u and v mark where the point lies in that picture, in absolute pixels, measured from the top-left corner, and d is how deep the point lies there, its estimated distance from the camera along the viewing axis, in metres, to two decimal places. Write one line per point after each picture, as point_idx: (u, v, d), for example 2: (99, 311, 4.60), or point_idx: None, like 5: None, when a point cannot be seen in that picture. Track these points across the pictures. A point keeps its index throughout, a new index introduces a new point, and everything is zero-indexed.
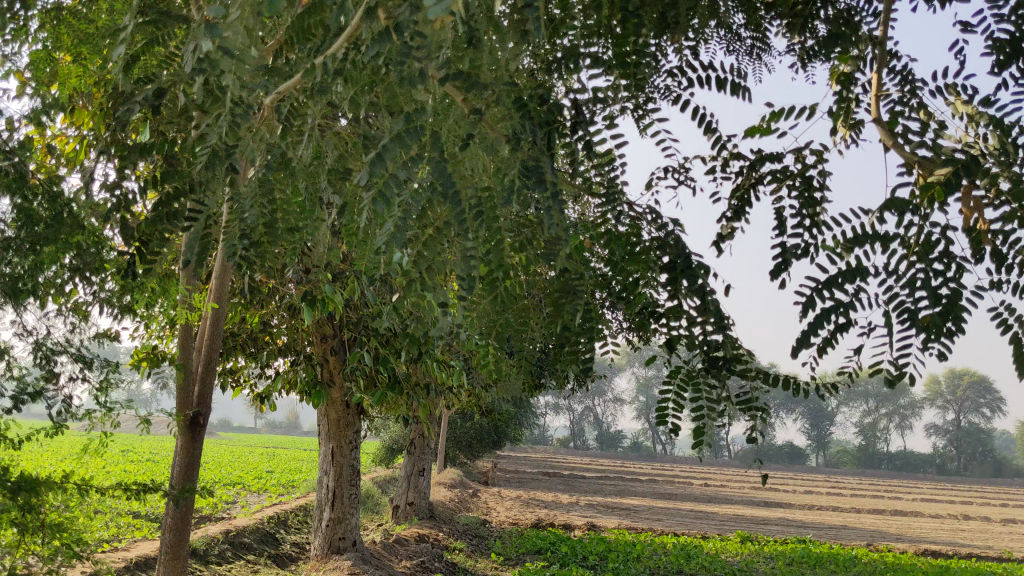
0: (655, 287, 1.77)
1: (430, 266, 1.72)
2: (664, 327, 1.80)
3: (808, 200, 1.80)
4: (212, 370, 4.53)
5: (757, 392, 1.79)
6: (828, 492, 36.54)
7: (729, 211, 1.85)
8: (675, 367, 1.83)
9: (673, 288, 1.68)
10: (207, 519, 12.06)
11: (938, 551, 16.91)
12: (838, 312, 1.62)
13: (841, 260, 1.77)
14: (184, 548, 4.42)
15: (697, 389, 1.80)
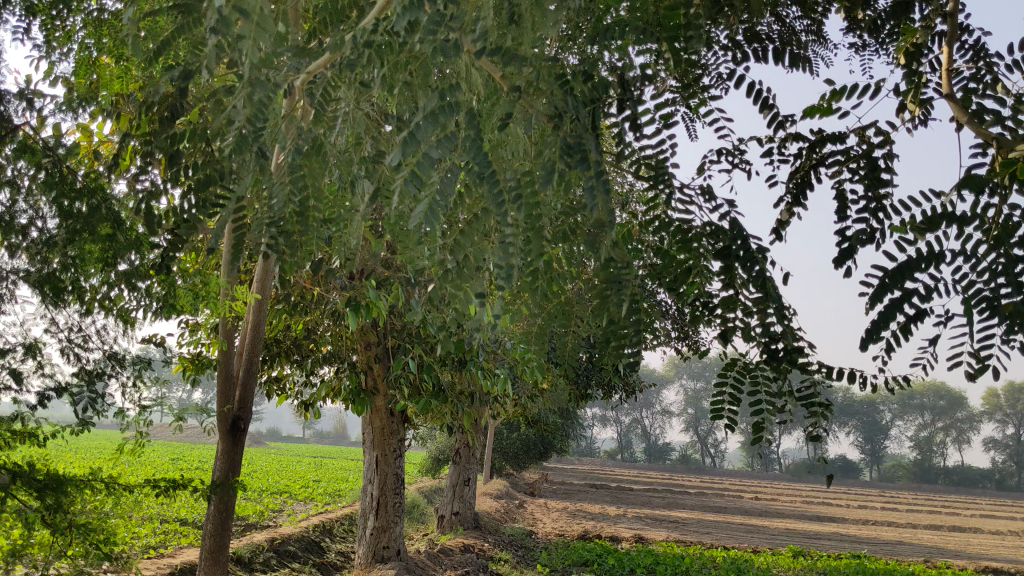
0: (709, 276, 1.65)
1: (467, 255, 1.60)
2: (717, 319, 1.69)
3: (874, 181, 1.68)
4: (254, 373, 4.49)
5: (818, 386, 1.70)
6: (881, 508, 35.78)
7: (788, 195, 1.73)
8: (729, 359, 1.76)
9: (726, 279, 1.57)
10: (253, 527, 12.12)
11: (1000, 569, 16.39)
12: (909, 302, 1.48)
13: (912, 245, 1.63)
14: (224, 552, 4.36)
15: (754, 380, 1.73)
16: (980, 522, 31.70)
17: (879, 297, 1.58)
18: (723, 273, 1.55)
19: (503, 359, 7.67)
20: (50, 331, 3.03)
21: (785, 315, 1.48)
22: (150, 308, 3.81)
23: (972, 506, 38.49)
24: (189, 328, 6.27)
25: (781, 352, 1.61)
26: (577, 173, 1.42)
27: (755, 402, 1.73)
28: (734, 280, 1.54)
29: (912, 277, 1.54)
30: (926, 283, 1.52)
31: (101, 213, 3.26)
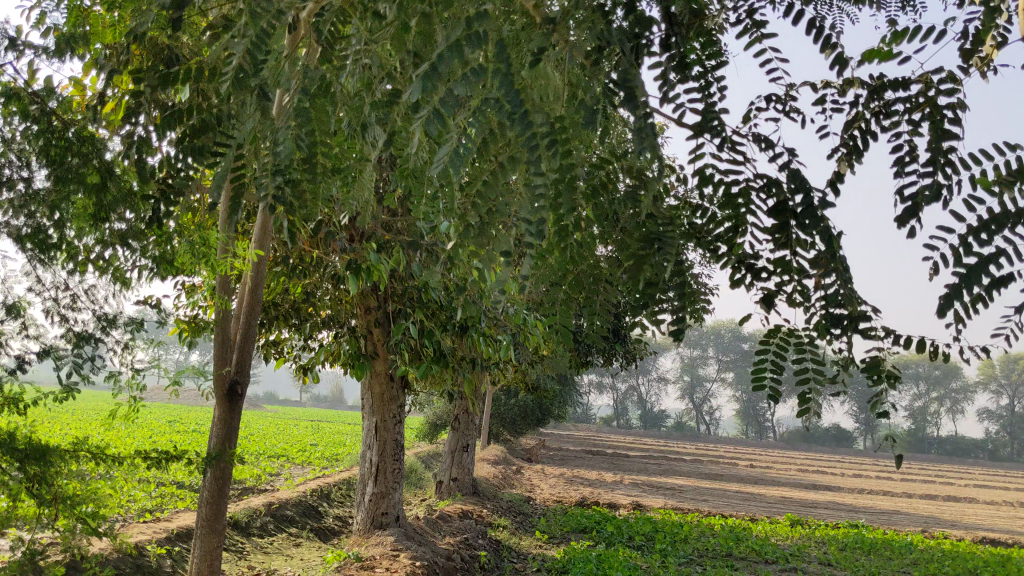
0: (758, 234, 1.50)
1: (491, 211, 1.43)
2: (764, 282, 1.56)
3: (941, 130, 1.52)
4: (252, 337, 4.33)
5: (883, 356, 1.58)
6: (876, 477, 35.95)
7: (845, 147, 1.57)
8: (771, 328, 1.72)
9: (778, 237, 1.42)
10: (250, 491, 12.08)
11: (997, 540, 16.40)
12: (988, 271, 1.34)
13: (986, 203, 1.48)
14: (220, 520, 4.25)
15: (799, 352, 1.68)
16: (975, 492, 31.86)
17: (951, 259, 1.43)
18: (775, 229, 1.40)
19: (506, 326, 7.54)
20: (37, 289, 2.89)
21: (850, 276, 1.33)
22: (145, 269, 3.67)
23: (967, 475, 38.70)
24: (185, 290, 6.15)
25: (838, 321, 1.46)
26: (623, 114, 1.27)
27: (801, 372, 1.69)
28: (790, 241, 1.40)
29: (989, 242, 1.40)
30: (1003, 246, 1.38)
31: (91, 163, 3.09)
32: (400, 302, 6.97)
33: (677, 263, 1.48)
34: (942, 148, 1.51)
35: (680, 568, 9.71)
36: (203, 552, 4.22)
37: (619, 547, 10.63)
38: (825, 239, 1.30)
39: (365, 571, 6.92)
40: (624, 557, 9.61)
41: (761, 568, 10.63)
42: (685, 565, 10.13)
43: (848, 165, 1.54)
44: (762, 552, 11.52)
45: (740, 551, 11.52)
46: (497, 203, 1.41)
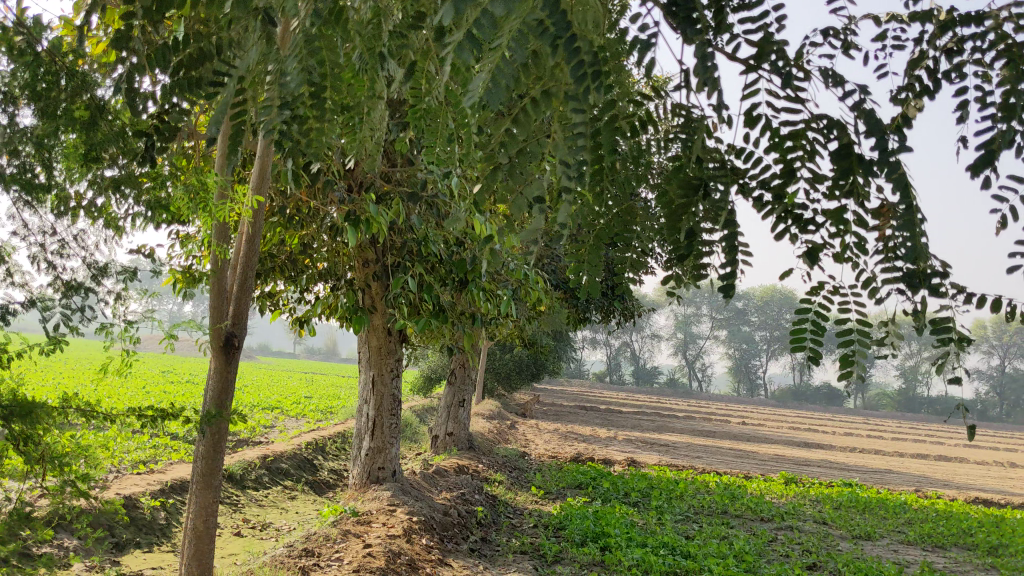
0: (811, 180, 1.36)
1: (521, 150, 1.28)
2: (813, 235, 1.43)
3: (1018, 71, 1.37)
4: (249, 287, 4.21)
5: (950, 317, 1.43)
6: (867, 436, 36.22)
7: (911, 87, 1.42)
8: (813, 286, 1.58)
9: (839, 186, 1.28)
10: (245, 443, 12.06)
11: (989, 500, 16.49)
12: None
13: None
14: (217, 475, 4.15)
15: (844, 310, 1.55)
16: (964, 452, 32.07)
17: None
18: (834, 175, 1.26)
19: (506, 280, 7.42)
20: (23, 235, 2.75)
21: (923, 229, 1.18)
22: (138, 216, 3.53)
23: (957, 435, 38.97)
24: (179, 240, 6.01)
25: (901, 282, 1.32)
26: (683, 38, 1.13)
27: (846, 332, 1.56)
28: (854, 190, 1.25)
29: None
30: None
31: (81, 100, 2.90)
32: (398, 255, 6.85)
33: (723, 213, 1.34)
34: (1019, 90, 1.36)
35: (676, 525, 9.69)
36: (199, 506, 4.13)
37: (615, 503, 10.60)
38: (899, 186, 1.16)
39: (362, 526, 6.85)
40: (621, 513, 9.57)
41: (756, 525, 10.62)
42: (681, 521, 10.13)
43: (914, 105, 1.40)
44: (757, 510, 11.53)
45: (736, 508, 11.53)
46: (527, 142, 1.27)
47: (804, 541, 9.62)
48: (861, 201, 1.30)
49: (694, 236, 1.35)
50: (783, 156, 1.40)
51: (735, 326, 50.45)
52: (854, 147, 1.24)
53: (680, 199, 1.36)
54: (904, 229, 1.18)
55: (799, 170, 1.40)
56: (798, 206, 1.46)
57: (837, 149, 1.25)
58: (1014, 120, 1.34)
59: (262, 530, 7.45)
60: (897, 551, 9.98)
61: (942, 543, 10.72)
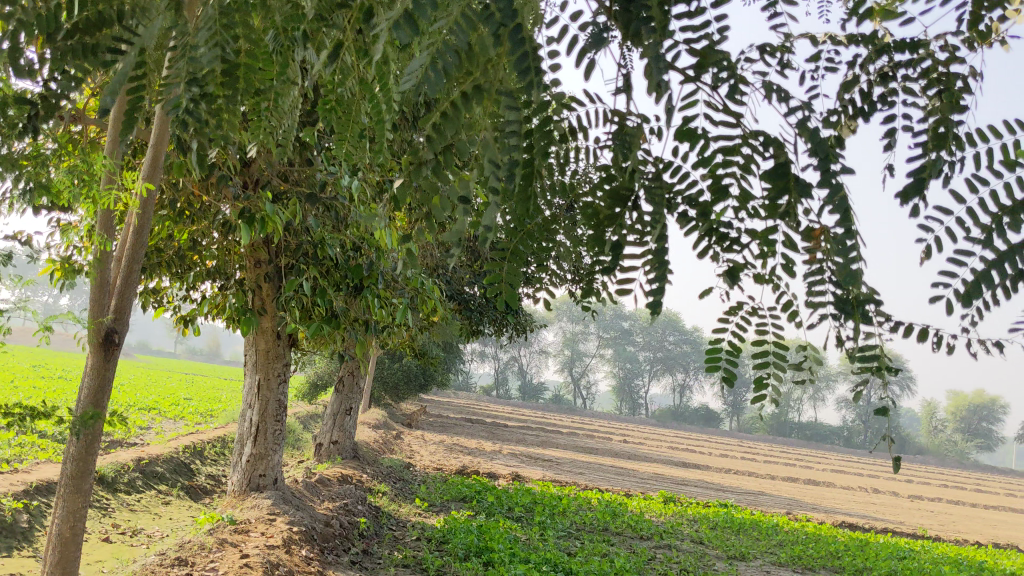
0: (740, 200, 1.34)
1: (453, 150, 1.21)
2: (737, 254, 1.41)
3: (952, 103, 1.38)
4: (133, 282, 4.00)
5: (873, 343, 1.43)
6: (742, 458, 37.37)
7: (845, 109, 1.41)
8: (733, 307, 1.56)
9: (773, 204, 1.26)
10: (118, 444, 11.52)
11: (854, 524, 17.19)
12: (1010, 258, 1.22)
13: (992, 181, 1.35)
14: (87, 480, 3.91)
15: (760, 334, 1.54)
16: (832, 477, 33.40)
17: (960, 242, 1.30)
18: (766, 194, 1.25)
19: (402, 288, 7.31)
20: None
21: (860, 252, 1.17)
22: (15, 199, 3.30)
23: (826, 460, 40.60)
24: (60, 228, 5.70)
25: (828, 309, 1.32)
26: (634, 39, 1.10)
27: (762, 355, 1.55)
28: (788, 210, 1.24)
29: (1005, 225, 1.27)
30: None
31: None
32: (292, 257, 6.67)
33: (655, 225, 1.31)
34: (950, 119, 1.37)
35: (559, 541, 9.72)
36: (66, 512, 3.88)
37: (499, 517, 10.57)
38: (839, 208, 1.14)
39: (239, 535, 6.59)
40: (505, 528, 9.53)
41: (635, 544, 10.76)
42: (563, 538, 10.17)
43: (849, 129, 1.38)
44: (637, 528, 11.69)
45: (616, 526, 11.66)
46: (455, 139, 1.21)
47: (682, 560, 9.79)
48: (790, 223, 1.28)
49: (620, 252, 1.31)
50: (712, 172, 1.38)
51: (622, 346, 51.34)
52: (789, 167, 1.23)
53: (608, 208, 1.32)
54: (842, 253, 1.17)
55: (728, 188, 1.38)
56: (723, 225, 1.44)
57: (773, 168, 1.24)
58: (946, 148, 1.34)
59: (132, 536, 7.10)
60: (768, 572, 10.26)
61: (811, 565, 11.08)
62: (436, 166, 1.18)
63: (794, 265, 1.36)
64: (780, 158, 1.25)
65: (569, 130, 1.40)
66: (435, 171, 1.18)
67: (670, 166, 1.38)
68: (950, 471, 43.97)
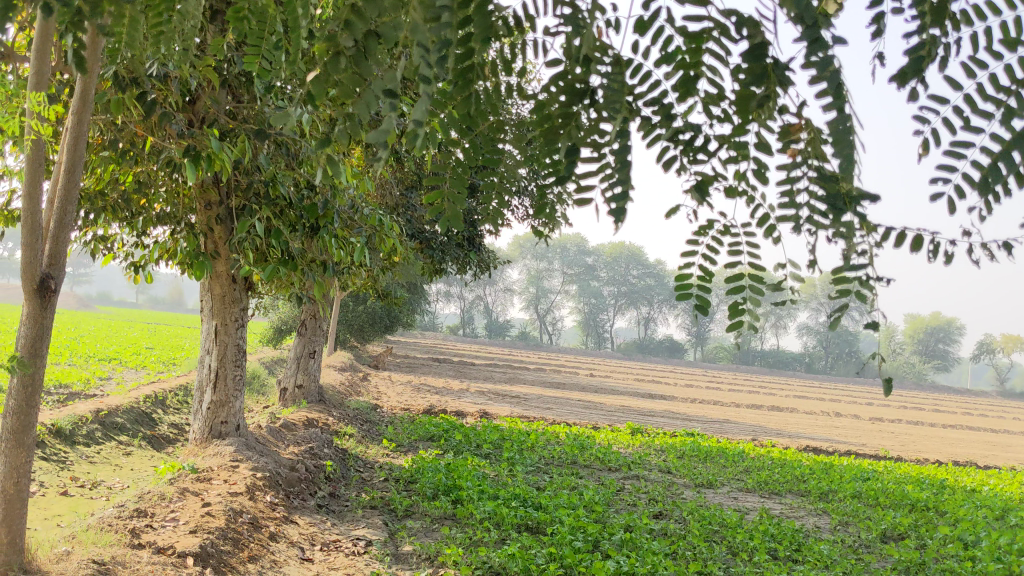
0: (709, 98, 1.21)
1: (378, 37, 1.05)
2: (708, 159, 1.26)
3: None
4: (68, 224, 3.80)
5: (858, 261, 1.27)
6: (707, 387, 37.83)
7: None
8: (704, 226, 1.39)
9: (744, 96, 1.13)
10: (76, 396, 11.28)
11: (818, 448, 17.46)
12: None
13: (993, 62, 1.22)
14: (29, 433, 3.76)
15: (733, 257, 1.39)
16: (796, 403, 33.93)
17: (967, 131, 1.17)
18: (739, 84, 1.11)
19: (359, 226, 7.12)
20: None
21: (854, 141, 1.06)
22: None
23: (789, 386, 41.24)
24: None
25: (811, 215, 1.19)
26: None
27: (736, 283, 1.41)
28: (767, 100, 1.11)
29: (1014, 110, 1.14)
30: None
31: None
32: (245, 197, 6.45)
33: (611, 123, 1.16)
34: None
35: (527, 476, 9.70)
36: (9, 467, 3.75)
37: (467, 455, 10.53)
38: (827, 88, 1.02)
39: (201, 483, 6.46)
40: (473, 466, 9.49)
41: (604, 475, 10.80)
42: (532, 473, 10.16)
43: (835, 4, 1.22)
44: (606, 460, 11.73)
45: (586, 458, 11.70)
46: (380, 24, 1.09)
47: (651, 490, 9.81)
48: (765, 119, 1.15)
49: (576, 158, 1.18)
50: (681, 67, 1.23)
51: (586, 281, 51.47)
52: (766, 49, 1.10)
53: (558, 109, 1.20)
54: (835, 136, 1.06)
55: (698, 83, 1.23)
56: (688, 130, 1.29)
57: (747, 52, 1.11)
58: (940, 26, 1.20)
59: (92, 489, 6.94)
60: (736, 499, 10.35)
61: (778, 490, 11.20)
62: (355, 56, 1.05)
63: (767, 170, 1.22)
64: (756, 39, 1.11)
65: (518, 19, 1.23)
66: (357, 62, 1.08)
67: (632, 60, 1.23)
68: (909, 392, 44.91)
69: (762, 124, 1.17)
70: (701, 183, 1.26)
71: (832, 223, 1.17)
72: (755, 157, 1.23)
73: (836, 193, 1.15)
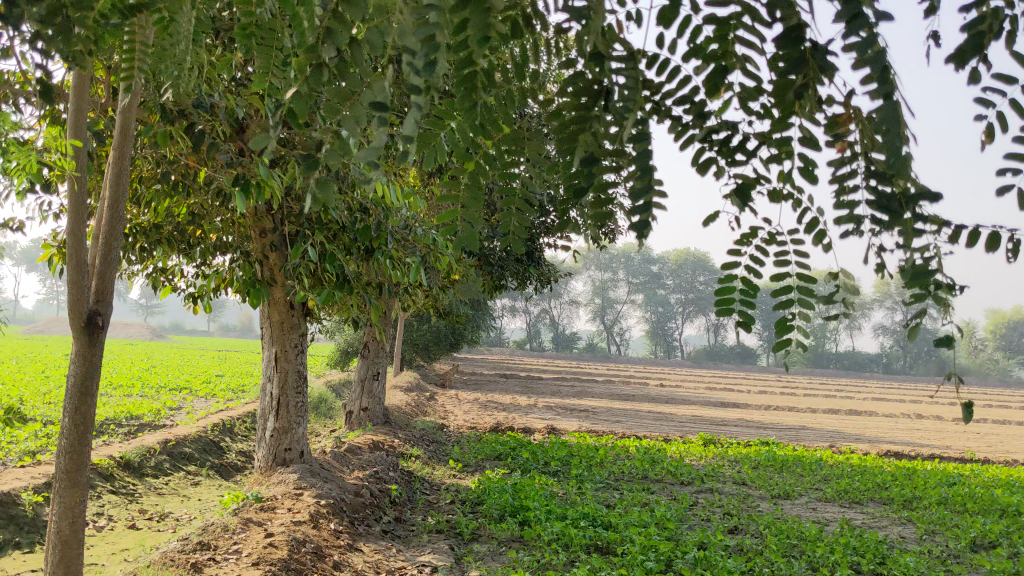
0: (744, 94, 1.15)
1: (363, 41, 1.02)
2: (744, 159, 1.16)
3: None
4: (114, 260, 3.76)
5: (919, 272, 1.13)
6: (781, 393, 37.02)
7: None
8: (745, 236, 1.28)
9: (781, 86, 1.06)
10: (146, 427, 11.43)
11: (900, 453, 16.84)
12: None
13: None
14: (83, 472, 3.73)
15: (782, 266, 1.27)
16: (874, 406, 32.97)
17: None
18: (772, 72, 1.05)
19: (413, 246, 7.05)
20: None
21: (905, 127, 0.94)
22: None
23: (867, 389, 40.09)
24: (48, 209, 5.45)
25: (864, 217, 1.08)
26: None
27: (784, 293, 1.27)
28: (806, 87, 1.04)
29: None
30: None
31: None
32: (297, 223, 6.44)
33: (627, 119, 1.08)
34: None
35: (597, 494, 9.49)
36: (64, 508, 3.73)
37: (534, 474, 10.36)
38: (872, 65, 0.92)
39: (265, 513, 6.44)
40: (540, 485, 9.32)
41: (676, 490, 10.52)
42: (602, 490, 9.95)
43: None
44: (678, 474, 11.45)
45: (657, 473, 11.43)
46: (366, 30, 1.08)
47: (725, 503, 9.52)
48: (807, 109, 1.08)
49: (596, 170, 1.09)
50: (708, 60, 1.15)
51: (651, 290, 50.92)
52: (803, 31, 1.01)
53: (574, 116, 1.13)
54: (886, 124, 0.95)
55: (730, 78, 1.14)
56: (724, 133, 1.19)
57: (781, 36, 1.03)
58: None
59: (159, 521, 6.97)
60: (815, 510, 9.99)
61: (859, 499, 10.78)
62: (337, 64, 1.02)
63: (813, 167, 1.16)
64: (789, 21, 1.04)
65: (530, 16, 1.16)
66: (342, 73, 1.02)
67: (655, 59, 1.16)
68: (994, 391, 43.31)
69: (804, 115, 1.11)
70: (740, 185, 1.16)
71: (888, 224, 1.04)
72: (800, 153, 1.17)
73: (891, 187, 1.03)
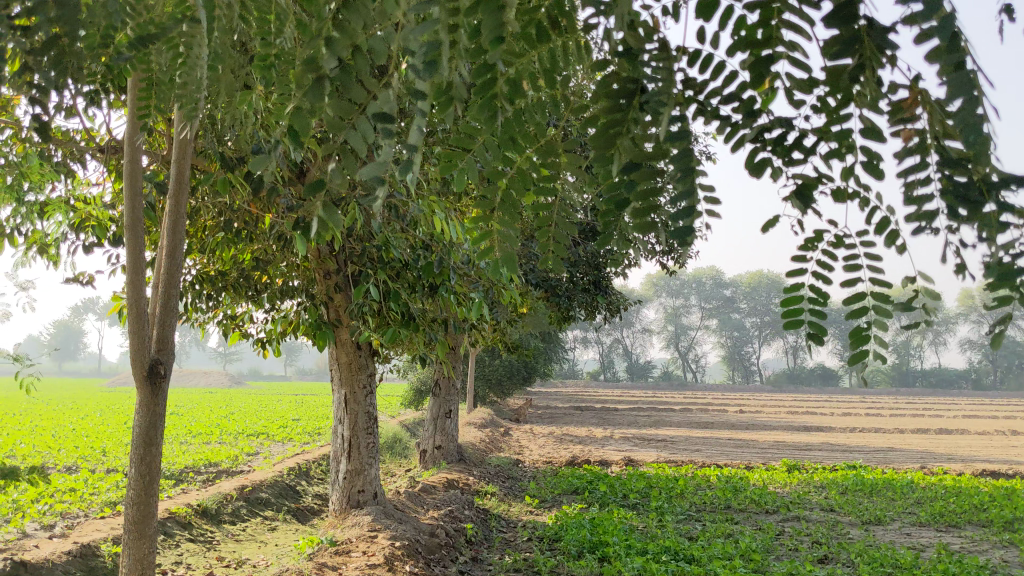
0: (797, 85, 1.02)
1: (367, 48, 0.96)
2: (798, 154, 1.04)
3: None
4: (173, 308, 3.73)
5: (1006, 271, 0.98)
6: (866, 415, 35.87)
7: None
8: (808, 242, 1.15)
9: (834, 71, 0.94)
10: (224, 474, 11.52)
11: (997, 471, 16.08)
12: None
13: None
14: (150, 524, 3.71)
15: (851, 273, 1.14)
16: (966, 423, 31.73)
17: None
18: (824, 55, 0.93)
19: (477, 280, 6.97)
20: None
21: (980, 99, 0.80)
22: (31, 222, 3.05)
23: (957, 407, 38.60)
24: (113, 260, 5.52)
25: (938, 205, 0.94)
26: None
27: (858, 302, 1.13)
28: (862, 70, 0.91)
29: None
30: None
31: None
32: (359, 264, 6.41)
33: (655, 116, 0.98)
34: None
35: (678, 526, 9.22)
36: (133, 560, 3.70)
37: (612, 508, 10.13)
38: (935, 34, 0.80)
39: (341, 556, 6.38)
40: (619, 519, 9.10)
41: (761, 519, 10.17)
42: (683, 521, 9.67)
43: None
44: (762, 502, 11.09)
45: (740, 502, 11.09)
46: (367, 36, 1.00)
47: (813, 531, 9.17)
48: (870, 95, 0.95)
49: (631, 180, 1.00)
50: (753, 50, 1.03)
51: (724, 313, 50.05)
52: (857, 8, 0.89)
53: (606, 116, 1.02)
54: (955, 97, 0.81)
55: (777, 66, 1.02)
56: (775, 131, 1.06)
57: (833, 12, 0.90)
58: None
59: (238, 567, 6.96)
60: (909, 535, 9.54)
61: (955, 522, 10.28)
62: (342, 73, 0.96)
63: (880, 160, 1.02)
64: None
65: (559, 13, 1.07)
66: (343, 83, 0.95)
67: (698, 52, 1.07)
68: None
69: (865, 103, 0.98)
70: (797, 185, 1.04)
71: (968, 216, 0.89)
72: (864, 145, 1.03)
73: (970, 174, 0.88)
